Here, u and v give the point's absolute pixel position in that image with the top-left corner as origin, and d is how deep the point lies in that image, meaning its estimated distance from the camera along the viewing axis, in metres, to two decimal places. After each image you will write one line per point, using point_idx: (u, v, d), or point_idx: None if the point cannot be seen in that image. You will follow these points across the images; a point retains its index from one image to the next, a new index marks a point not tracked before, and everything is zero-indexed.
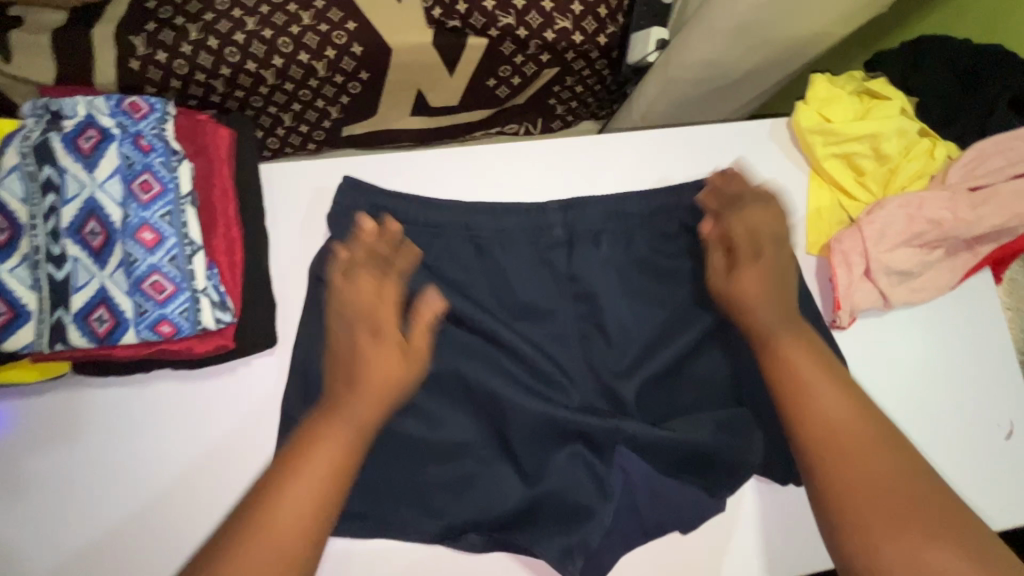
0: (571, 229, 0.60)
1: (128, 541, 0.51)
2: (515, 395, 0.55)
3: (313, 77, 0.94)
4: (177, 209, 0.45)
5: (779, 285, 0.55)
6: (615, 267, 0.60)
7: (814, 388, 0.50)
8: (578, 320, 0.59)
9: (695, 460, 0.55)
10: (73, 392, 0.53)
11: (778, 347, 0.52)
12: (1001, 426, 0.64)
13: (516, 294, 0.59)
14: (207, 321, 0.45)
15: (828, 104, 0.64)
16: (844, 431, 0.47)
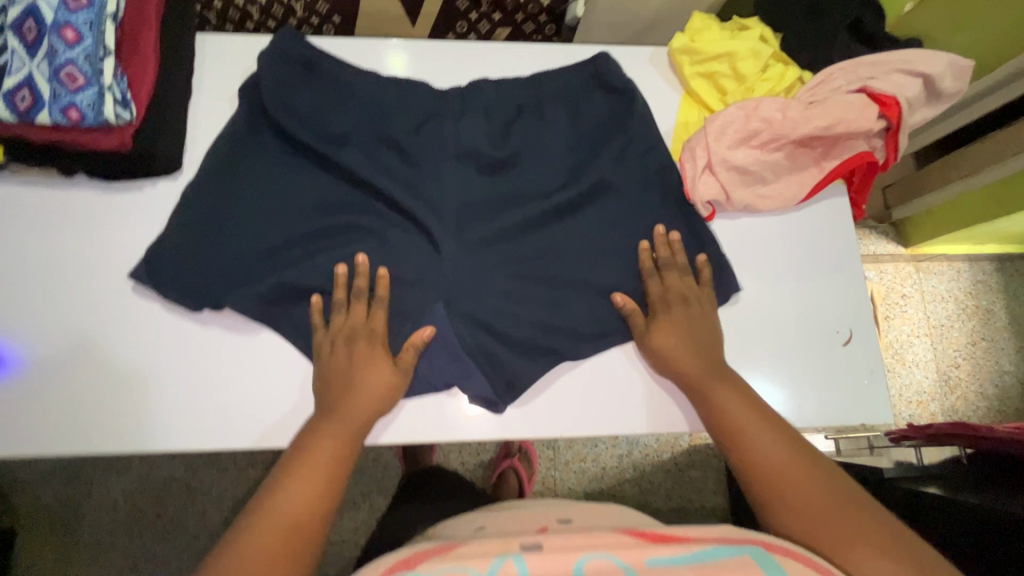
0: (427, 105, 0.67)
1: (29, 304, 0.61)
2: (373, 225, 0.64)
3: (292, 17, 1.08)
4: (98, 21, 0.55)
5: (692, 327, 0.61)
6: (478, 142, 0.66)
7: (747, 433, 0.55)
8: (436, 176, 0.65)
9: (517, 297, 0.64)
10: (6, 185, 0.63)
11: (707, 392, 0.58)
12: (839, 332, 0.68)
13: (381, 149, 0.66)
14: (109, 114, 0.55)
15: (699, 32, 0.72)
16: (786, 475, 0.51)
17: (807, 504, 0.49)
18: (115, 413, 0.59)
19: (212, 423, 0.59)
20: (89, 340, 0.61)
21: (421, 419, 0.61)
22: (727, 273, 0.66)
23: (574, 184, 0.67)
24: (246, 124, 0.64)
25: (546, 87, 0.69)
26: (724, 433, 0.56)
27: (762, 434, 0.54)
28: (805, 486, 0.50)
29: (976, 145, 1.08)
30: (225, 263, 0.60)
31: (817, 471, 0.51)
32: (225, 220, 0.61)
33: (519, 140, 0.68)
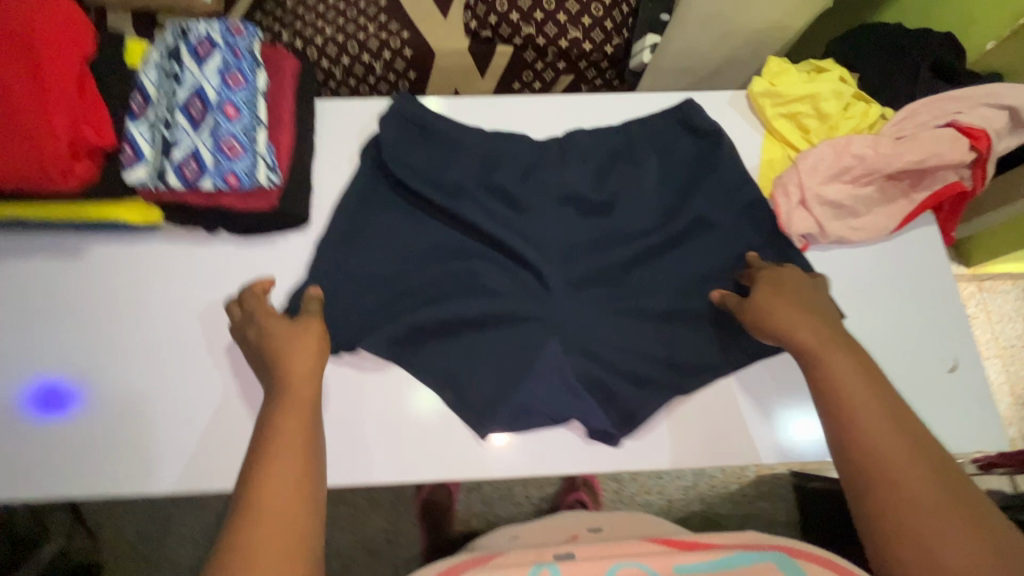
0: (529, 156, 0.72)
1: (161, 351, 0.66)
2: (486, 266, 0.69)
3: (371, 75, 1.16)
4: (254, 98, 0.63)
5: (807, 306, 0.60)
6: (577, 188, 0.71)
7: (854, 403, 0.53)
8: (542, 223, 0.70)
9: (624, 334, 0.67)
10: (152, 242, 0.70)
11: (818, 360, 0.56)
12: (943, 360, 0.69)
13: (488, 198, 0.71)
14: (262, 178, 0.62)
15: (778, 76, 0.76)
16: (885, 450, 0.49)
17: (905, 478, 0.48)
18: (224, 458, 0.63)
19: (351, 459, 0.63)
20: (210, 387, 0.65)
21: (545, 452, 0.63)
22: None
23: (671, 223, 0.71)
24: (368, 181, 0.71)
25: (636, 135, 0.74)
26: (833, 404, 0.54)
27: (867, 402, 0.53)
28: (906, 464, 0.48)
29: None
30: (359, 308, 0.66)
31: (924, 453, 0.49)
32: (354, 269, 0.67)
33: (615, 185, 0.72)
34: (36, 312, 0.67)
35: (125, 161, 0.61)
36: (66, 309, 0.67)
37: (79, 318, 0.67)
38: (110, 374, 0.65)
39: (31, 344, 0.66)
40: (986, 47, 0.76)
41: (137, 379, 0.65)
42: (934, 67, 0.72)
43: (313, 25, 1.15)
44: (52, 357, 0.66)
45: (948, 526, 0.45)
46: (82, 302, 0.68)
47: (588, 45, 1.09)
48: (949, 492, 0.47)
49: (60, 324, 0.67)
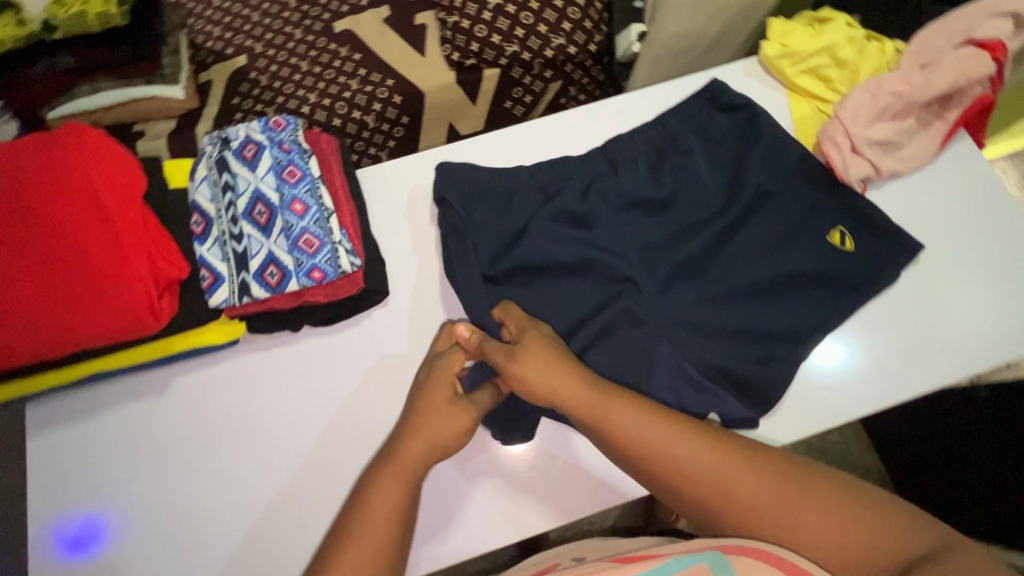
0: (581, 171, 0.73)
1: (262, 469, 0.62)
2: (575, 287, 0.70)
3: (365, 129, 1.17)
4: (314, 187, 0.62)
5: (551, 368, 0.58)
6: (638, 190, 0.72)
7: (665, 443, 0.54)
8: (615, 232, 0.71)
9: (725, 317, 0.68)
10: (228, 356, 0.65)
11: (600, 409, 0.56)
12: (1019, 260, 0.72)
13: (557, 221, 0.71)
14: (345, 264, 0.61)
15: (788, 35, 0.78)
16: (717, 479, 0.53)
17: (748, 496, 0.52)
18: None
19: (485, 522, 0.62)
20: (326, 492, 0.61)
21: None
22: (902, 237, 0.70)
23: (736, 200, 0.72)
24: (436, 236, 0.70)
25: (674, 124, 0.75)
26: (633, 457, 0.55)
27: (670, 441, 0.55)
28: (746, 483, 0.53)
29: None
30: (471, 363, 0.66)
31: (750, 460, 0.54)
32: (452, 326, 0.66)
33: (672, 177, 0.73)
34: (125, 467, 0.62)
35: (205, 285, 0.60)
36: (155, 455, 0.62)
37: (173, 460, 0.62)
38: (215, 507, 0.60)
39: (130, 501, 0.61)
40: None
41: (259, 505, 0.61)
42: None
43: (297, 96, 1.16)
44: (157, 508, 0.60)
45: (818, 513, 0.51)
46: (171, 442, 0.62)
47: (573, 48, 1.10)
48: (798, 484, 0.52)
49: (154, 471, 0.61)
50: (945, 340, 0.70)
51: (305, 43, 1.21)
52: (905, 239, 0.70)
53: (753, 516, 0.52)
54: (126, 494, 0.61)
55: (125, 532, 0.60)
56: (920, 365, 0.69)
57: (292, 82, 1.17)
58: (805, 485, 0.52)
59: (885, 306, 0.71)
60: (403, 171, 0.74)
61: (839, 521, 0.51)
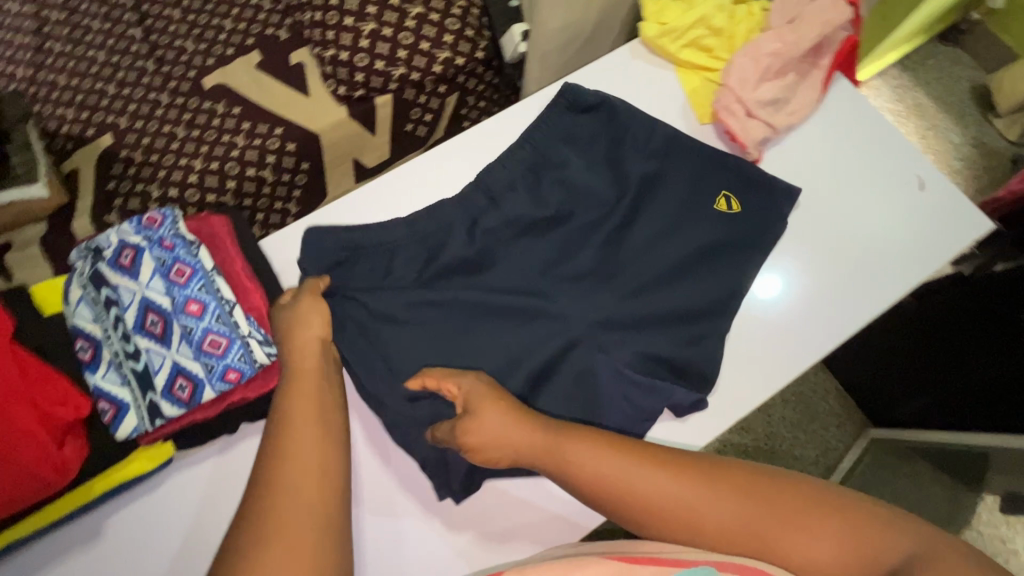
0: (497, 189, 0.70)
1: None
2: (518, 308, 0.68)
3: (265, 185, 1.09)
4: (208, 281, 0.56)
5: (506, 429, 0.57)
6: (550, 199, 0.72)
7: (628, 483, 0.53)
8: (538, 247, 0.72)
9: (663, 302, 0.70)
10: (163, 483, 0.56)
11: (558, 455, 0.55)
12: (911, 182, 0.77)
13: (480, 245, 0.70)
14: (261, 357, 0.55)
15: (662, 13, 0.79)
16: (687, 509, 0.52)
17: (716, 524, 0.52)
18: None
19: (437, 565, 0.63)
20: None
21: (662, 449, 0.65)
22: (782, 187, 0.72)
23: (651, 185, 0.73)
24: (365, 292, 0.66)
25: (580, 122, 0.74)
26: (605, 497, 0.54)
27: (637, 478, 0.53)
28: (714, 510, 0.52)
29: None
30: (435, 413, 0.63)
31: (715, 484, 0.53)
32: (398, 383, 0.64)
33: (587, 177, 0.73)
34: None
35: (106, 417, 0.53)
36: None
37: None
38: None
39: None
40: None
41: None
42: None
43: (180, 165, 1.06)
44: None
45: (790, 530, 0.51)
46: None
47: (461, 59, 1.08)
48: (766, 498, 0.52)
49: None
50: (864, 270, 0.73)
51: (175, 107, 1.11)
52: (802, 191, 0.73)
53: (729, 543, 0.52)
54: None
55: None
56: (852, 299, 0.72)
57: (170, 153, 1.07)
58: (774, 501, 0.52)
59: (805, 249, 0.74)
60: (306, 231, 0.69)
61: (810, 536, 0.50)
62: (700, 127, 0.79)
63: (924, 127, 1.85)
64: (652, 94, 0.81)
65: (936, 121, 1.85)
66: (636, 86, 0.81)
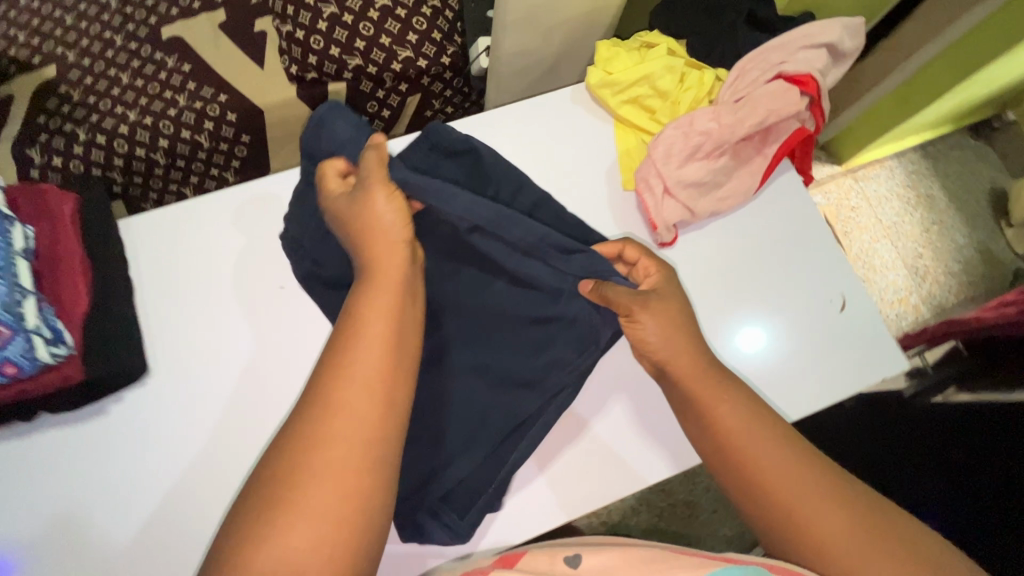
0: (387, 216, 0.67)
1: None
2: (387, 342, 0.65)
3: (200, 150, 1.05)
4: (8, 261, 0.51)
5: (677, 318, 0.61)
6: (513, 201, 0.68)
7: (742, 442, 0.55)
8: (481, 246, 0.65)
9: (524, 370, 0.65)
10: None
11: (703, 400, 0.58)
12: (832, 300, 0.70)
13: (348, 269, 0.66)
14: (44, 356, 0.51)
15: (610, 62, 0.73)
16: (791, 487, 0.53)
17: (798, 506, 0.52)
18: None
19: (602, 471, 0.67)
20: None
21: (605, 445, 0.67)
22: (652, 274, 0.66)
23: None
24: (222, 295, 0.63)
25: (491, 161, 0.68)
26: (718, 445, 0.57)
27: (748, 436, 0.55)
28: (805, 494, 0.52)
29: (873, 56, 1.14)
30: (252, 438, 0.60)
31: (829, 479, 0.53)
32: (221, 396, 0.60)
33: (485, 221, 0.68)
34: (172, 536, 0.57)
35: None
36: (192, 516, 0.58)
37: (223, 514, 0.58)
38: None
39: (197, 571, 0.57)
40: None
41: (178, 562, 0.57)
42: (749, 20, 0.72)
43: (113, 113, 1.02)
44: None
45: (869, 546, 0.49)
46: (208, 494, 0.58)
47: (422, 61, 1.02)
48: (874, 518, 0.51)
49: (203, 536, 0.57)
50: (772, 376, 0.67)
51: (125, 51, 1.07)
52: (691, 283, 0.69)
53: (806, 533, 0.51)
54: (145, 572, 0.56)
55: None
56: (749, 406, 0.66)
57: (109, 99, 1.03)
58: (860, 514, 0.51)
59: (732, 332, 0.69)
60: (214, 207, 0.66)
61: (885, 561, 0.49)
62: (622, 192, 0.72)
63: (932, 221, 1.65)
64: (584, 145, 0.74)
65: (944, 216, 1.64)
66: (570, 132, 0.75)
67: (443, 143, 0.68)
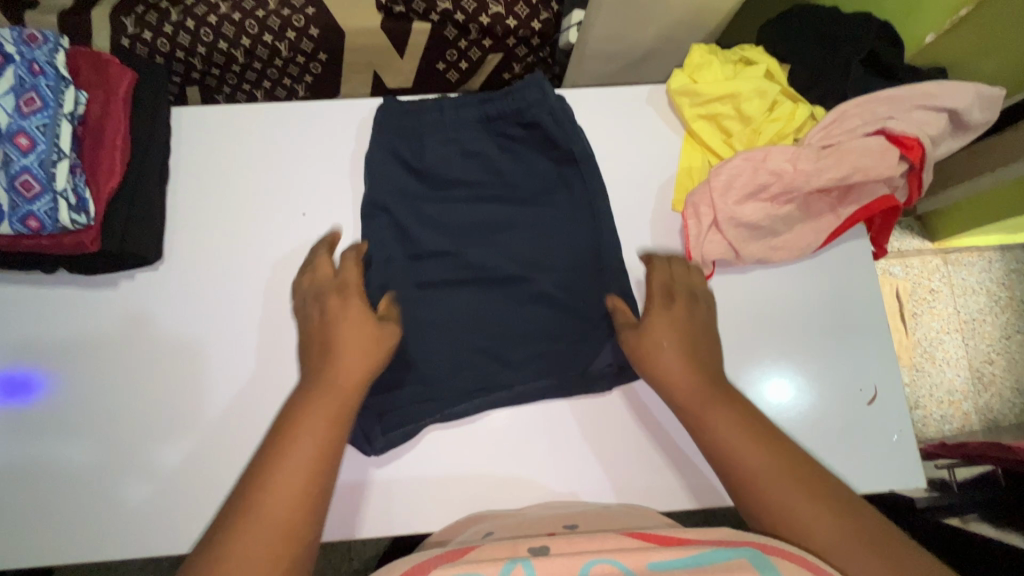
0: (468, 136, 0.67)
1: None
2: (433, 266, 0.65)
3: (277, 57, 1.06)
4: (54, 123, 0.53)
5: (692, 325, 0.57)
6: (585, 192, 0.66)
7: (722, 431, 0.51)
8: (541, 223, 0.66)
9: (523, 357, 0.63)
10: None
11: (689, 398, 0.53)
12: (863, 390, 0.63)
13: (388, 196, 0.65)
14: (65, 220, 0.52)
15: (700, 70, 0.67)
16: (766, 473, 0.48)
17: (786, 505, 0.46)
18: (67, 519, 0.57)
19: (589, 469, 0.61)
20: (53, 444, 0.58)
21: (601, 444, 0.62)
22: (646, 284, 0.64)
23: (580, 239, 0.66)
24: (248, 205, 0.65)
25: (568, 121, 0.65)
26: (696, 428, 0.53)
27: (729, 431, 0.51)
28: (785, 487, 0.47)
29: (1006, 133, 1.01)
30: (239, 350, 0.61)
31: (807, 473, 0.48)
32: (241, 297, 0.63)
33: (539, 186, 0.67)
34: (170, 415, 0.59)
35: None
36: (206, 403, 0.60)
37: (221, 409, 0.60)
38: None
39: (184, 453, 0.58)
40: (924, 40, 0.70)
41: (149, 438, 0.59)
42: (867, 60, 0.64)
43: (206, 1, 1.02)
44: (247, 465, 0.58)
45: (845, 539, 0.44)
46: (227, 387, 0.60)
47: (512, 21, 0.99)
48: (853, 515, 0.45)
49: (199, 423, 0.59)
50: (804, 428, 0.62)
51: None
52: None
53: (801, 537, 0.45)
54: (133, 442, 0.59)
55: (201, 486, 0.58)
56: None
57: None
58: (836, 504, 0.46)
59: (750, 385, 0.63)
60: (283, 122, 0.67)
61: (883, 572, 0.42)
62: (669, 212, 0.67)
63: (1017, 328, 1.43)
64: (643, 150, 0.69)
65: None
66: (632, 133, 0.69)
67: (547, 118, 0.65)
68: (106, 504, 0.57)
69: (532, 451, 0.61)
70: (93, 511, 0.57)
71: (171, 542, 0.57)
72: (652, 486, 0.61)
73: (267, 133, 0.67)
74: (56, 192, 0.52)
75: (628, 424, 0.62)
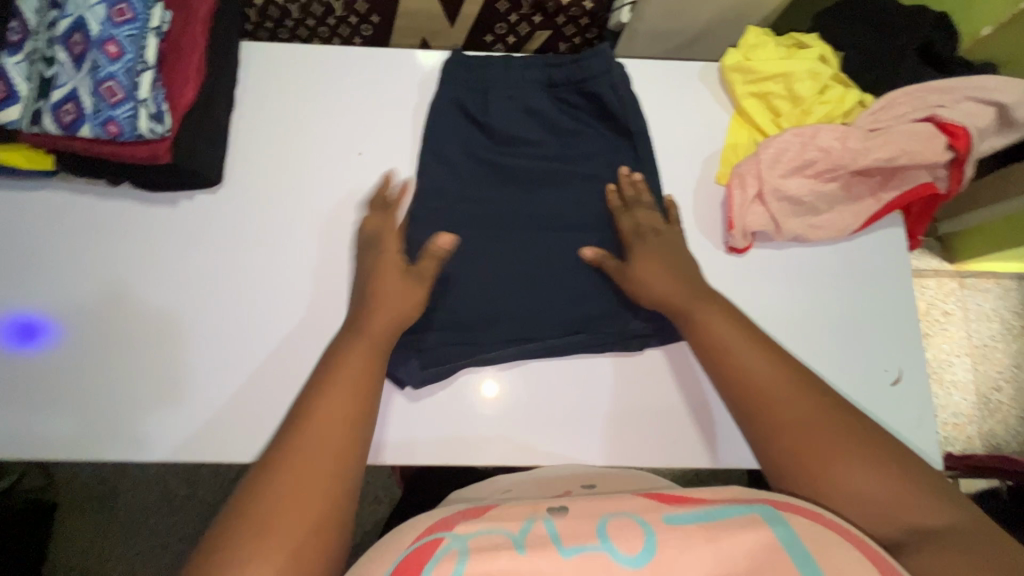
0: (528, 95, 0.69)
1: (47, 299, 0.62)
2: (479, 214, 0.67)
3: (331, 15, 1.07)
4: (141, 35, 0.56)
5: (673, 264, 0.61)
6: (633, 164, 0.68)
7: (729, 350, 0.54)
8: (585, 188, 0.68)
9: (560, 309, 0.64)
10: (54, 193, 0.65)
11: (691, 319, 0.57)
12: (888, 371, 0.65)
13: (444, 144, 0.68)
14: (143, 128, 0.55)
15: (755, 49, 0.69)
16: (770, 386, 0.51)
17: (785, 416, 0.49)
18: (110, 418, 0.59)
19: (621, 426, 0.62)
20: (103, 348, 0.61)
21: (635, 402, 0.62)
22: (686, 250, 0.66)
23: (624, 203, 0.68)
24: (306, 140, 0.68)
25: (625, 94, 0.68)
26: (698, 345, 0.56)
27: (745, 353, 0.53)
28: (787, 397, 0.50)
29: None
30: (289, 276, 0.64)
31: (806, 386, 0.51)
32: (295, 226, 0.65)
33: (590, 151, 0.69)
34: (178, 363, 0.61)
35: (66, 119, 0.54)
36: (250, 326, 0.62)
37: (234, 358, 0.61)
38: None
39: (187, 403, 0.60)
40: (981, 34, 0.73)
41: (195, 352, 0.61)
42: (921, 50, 0.67)
43: None
44: (285, 386, 0.61)
45: (837, 442, 0.47)
46: (273, 312, 0.63)
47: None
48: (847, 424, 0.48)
49: (206, 373, 0.61)
50: None
51: None
52: (749, 300, 0.66)
53: (805, 446, 0.48)
54: (163, 369, 0.61)
55: (239, 401, 0.60)
56: None
57: None
58: (833, 413, 0.49)
59: None
60: (348, 65, 0.70)
61: (871, 475, 0.45)
62: (712, 184, 0.69)
63: None
64: (692, 124, 0.71)
65: None
66: (682, 107, 0.71)
67: (609, 91, 0.67)
68: (149, 408, 0.60)
69: (566, 402, 0.62)
70: (107, 437, 0.59)
71: (207, 449, 0.59)
72: (682, 449, 0.61)
73: (331, 74, 0.69)
74: (137, 100, 0.55)
75: (665, 385, 0.63)
